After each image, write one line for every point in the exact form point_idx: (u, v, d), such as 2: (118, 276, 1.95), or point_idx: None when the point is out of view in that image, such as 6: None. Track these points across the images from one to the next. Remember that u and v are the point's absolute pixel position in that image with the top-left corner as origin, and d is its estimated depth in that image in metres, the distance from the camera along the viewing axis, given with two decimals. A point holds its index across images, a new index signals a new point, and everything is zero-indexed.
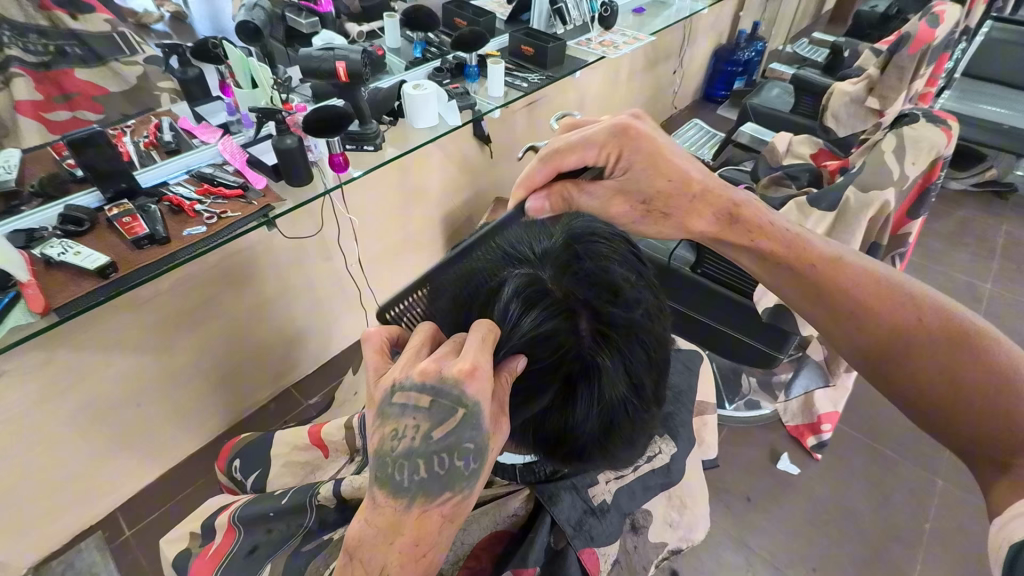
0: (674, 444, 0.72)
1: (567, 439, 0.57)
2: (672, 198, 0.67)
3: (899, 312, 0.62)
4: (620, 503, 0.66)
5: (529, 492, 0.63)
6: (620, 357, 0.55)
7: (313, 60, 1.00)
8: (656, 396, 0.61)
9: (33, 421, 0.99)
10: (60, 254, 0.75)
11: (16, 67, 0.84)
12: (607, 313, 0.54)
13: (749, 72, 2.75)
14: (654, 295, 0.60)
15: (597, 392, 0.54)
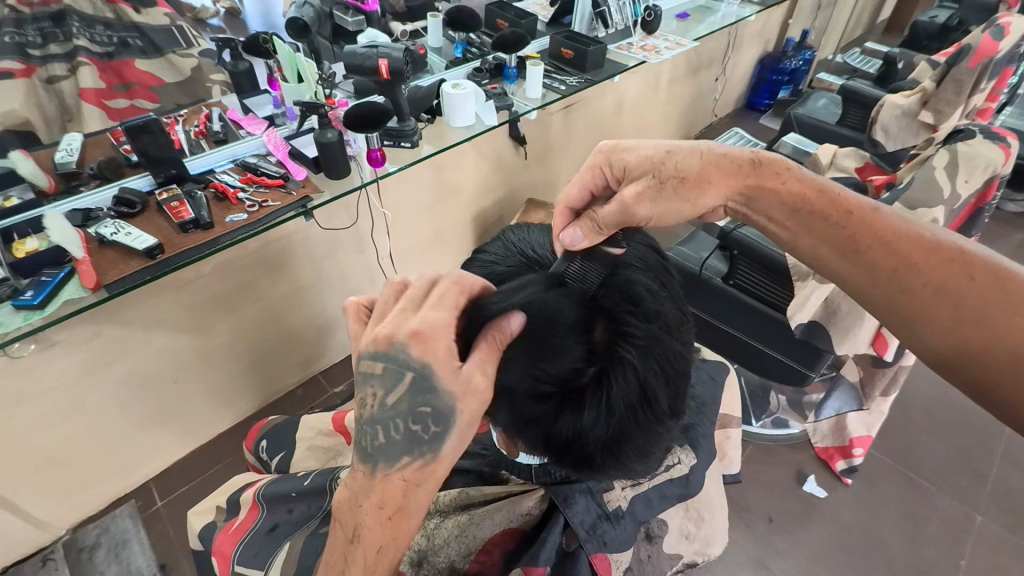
0: (695, 455, 0.69)
1: (575, 446, 0.54)
2: (681, 171, 0.66)
3: (941, 268, 0.59)
4: (635, 511, 0.65)
5: (544, 494, 0.63)
6: (635, 370, 0.51)
7: (358, 57, 1.01)
8: (673, 412, 0.56)
9: (80, 390, 1.05)
10: (112, 234, 0.79)
11: (83, 57, 0.88)
12: (623, 321, 0.51)
13: (796, 81, 2.67)
14: (676, 306, 0.56)
15: (606, 403, 0.51)
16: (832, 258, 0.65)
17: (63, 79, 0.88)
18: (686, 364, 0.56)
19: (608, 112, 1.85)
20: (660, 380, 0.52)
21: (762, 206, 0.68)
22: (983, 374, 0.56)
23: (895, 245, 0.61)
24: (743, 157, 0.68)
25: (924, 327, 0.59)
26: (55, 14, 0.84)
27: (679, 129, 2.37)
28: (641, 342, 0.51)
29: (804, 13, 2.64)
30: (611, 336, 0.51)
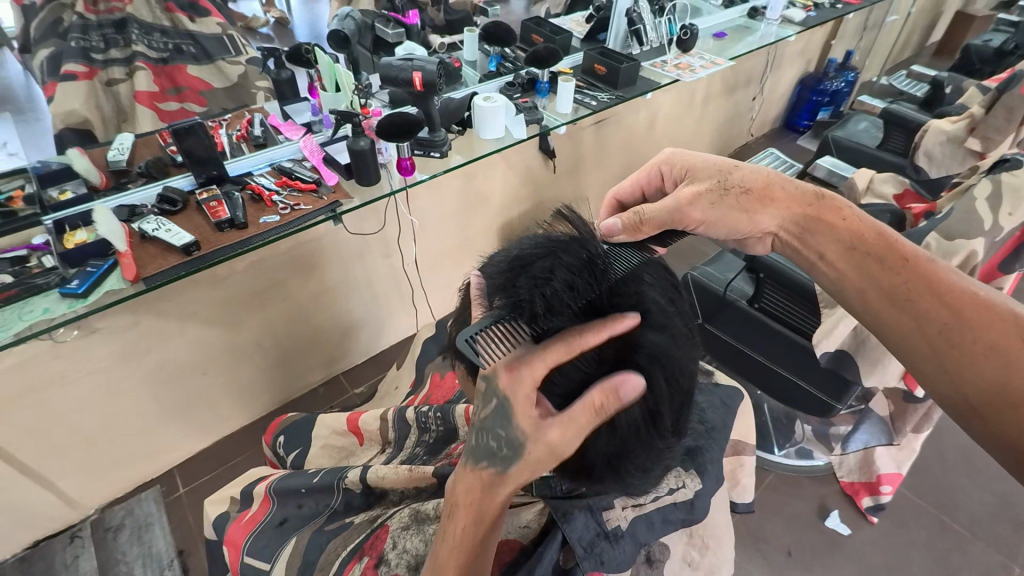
0: (700, 480, 0.66)
1: (575, 456, 0.54)
2: (760, 186, 0.71)
3: (997, 327, 0.56)
4: (636, 533, 0.62)
5: (544, 507, 0.61)
6: (639, 384, 0.50)
7: (393, 69, 1.05)
8: (676, 427, 0.56)
9: (116, 376, 1.10)
10: (154, 230, 0.84)
11: (140, 62, 0.97)
12: (631, 335, 0.51)
13: (837, 102, 2.60)
14: (684, 323, 0.56)
15: (609, 415, 0.51)
16: (879, 305, 0.62)
17: (121, 82, 0.96)
18: (690, 381, 0.56)
19: (639, 128, 1.84)
20: (664, 396, 0.51)
21: (817, 244, 0.68)
22: None
23: (946, 295, 0.59)
24: (805, 194, 0.71)
25: (969, 382, 0.56)
26: (118, 21, 0.94)
27: (713, 147, 2.34)
28: (647, 357, 0.51)
29: (848, 34, 2.59)
30: (617, 348, 0.51)
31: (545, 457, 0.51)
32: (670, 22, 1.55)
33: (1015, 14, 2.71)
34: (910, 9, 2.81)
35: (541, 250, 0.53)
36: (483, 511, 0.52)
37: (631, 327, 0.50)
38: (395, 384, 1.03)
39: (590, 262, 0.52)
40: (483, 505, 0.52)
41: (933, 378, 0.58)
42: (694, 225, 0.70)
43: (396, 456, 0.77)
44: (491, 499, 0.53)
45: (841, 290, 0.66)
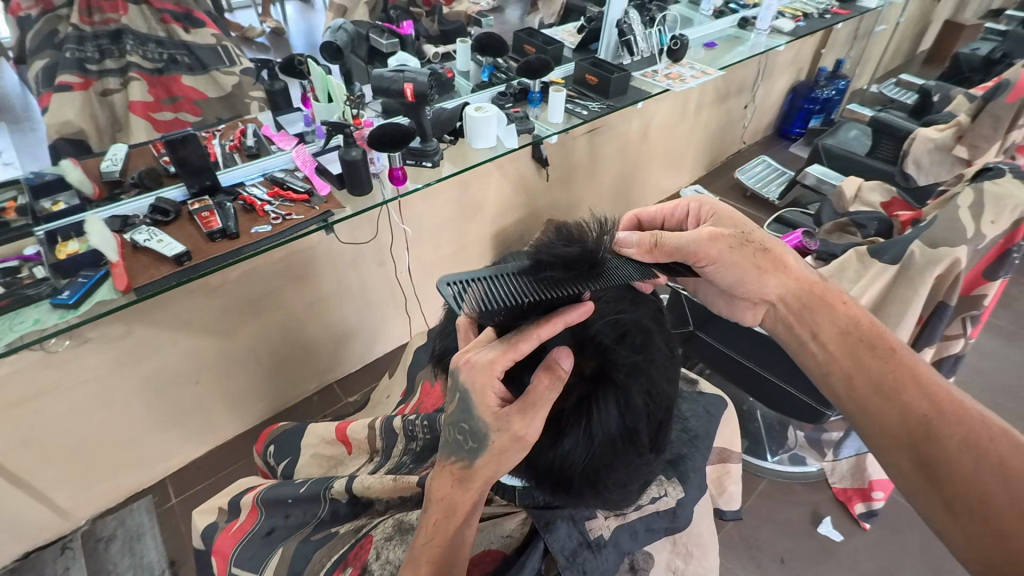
0: (683, 488, 0.66)
1: (555, 470, 0.54)
2: (770, 252, 0.72)
3: (974, 427, 0.56)
4: (619, 542, 0.62)
5: (525, 517, 0.62)
6: (617, 401, 0.50)
7: (384, 80, 1.07)
8: (653, 443, 0.56)
9: (109, 385, 1.10)
10: (146, 240, 0.84)
11: (135, 72, 0.98)
12: (610, 352, 0.51)
13: (828, 110, 2.63)
14: (665, 344, 0.57)
15: (586, 432, 0.51)
16: (860, 392, 0.64)
17: (115, 93, 0.98)
18: (668, 400, 0.56)
19: (632, 136, 1.86)
20: (641, 414, 0.52)
21: (814, 323, 0.70)
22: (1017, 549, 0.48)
23: (930, 390, 0.60)
24: (810, 276, 0.73)
25: (945, 477, 0.54)
26: (114, 32, 0.96)
27: (706, 155, 2.36)
28: (628, 376, 0.51)
29: (838, 43, 2.62)
30: (597, 365, 0.52)
31: (511, 444, 0.51)
32: (660, 32, 1.57)
33: (1002, 24, 2.75)
34: (899, 19, 2.86)
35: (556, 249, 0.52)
36: (453, 507, 0.55)
37: (587, 313, 0.50)
38: (386, 393, 1.03)
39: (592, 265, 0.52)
40: (454, 501, 0.55)
41: (908, 473, 0.58)
42: (705, 262, 0.68)
43: (383, 465, 0.77)
44: (462, 494, 0.55)
45: (827, 374, 0.67)
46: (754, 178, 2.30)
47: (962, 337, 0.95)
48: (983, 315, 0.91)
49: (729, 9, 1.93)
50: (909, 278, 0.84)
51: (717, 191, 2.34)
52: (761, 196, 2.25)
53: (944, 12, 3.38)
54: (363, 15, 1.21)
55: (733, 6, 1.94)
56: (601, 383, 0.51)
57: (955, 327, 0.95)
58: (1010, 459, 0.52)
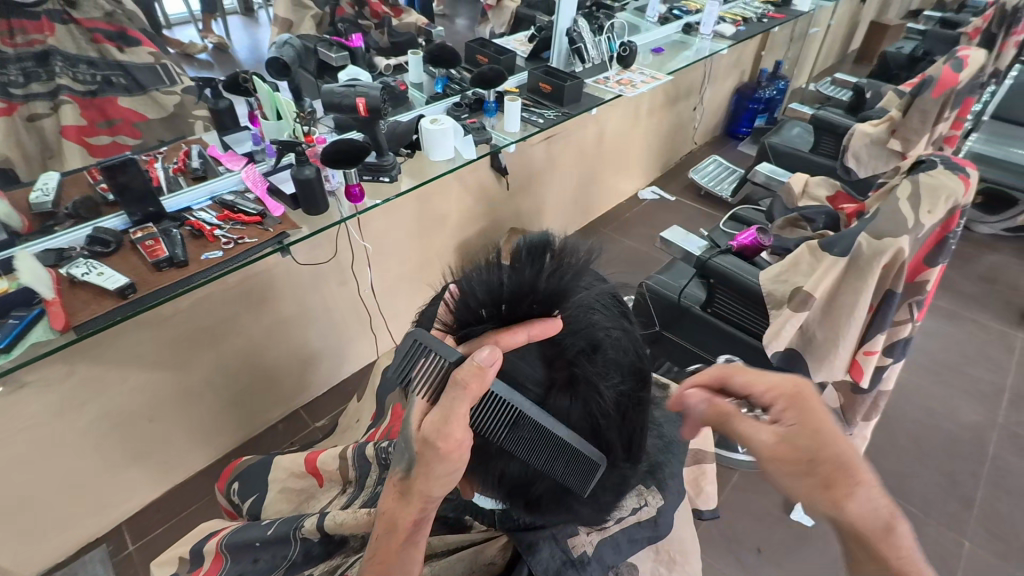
0: (662, 496, 0.66)
1: (525, 487, 0.51)
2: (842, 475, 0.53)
3: None
4: (603, 556, 0.60)
5: (506, 542, 0.60)
6: (585, 413, 0.49)
7: (336, 95, 1.03)
8: (627, 450, 0.55)
9: (52, 431, 1.02)
10: (84, 274, 0.79)
11: (65, 95, 0.93)
12: (579, 366, 0.47)
13: (772, 109, 2.75)
14: (636, 349, 0.54)
15: (556, 451, 0.47)
16: None
17: (44, 117, 0.93)
18: (641, 408, 0.54)
19: (588, 141, 1.88)
20: (614, 424, 0.51)
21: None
22: None
23: None
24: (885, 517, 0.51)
25: None
26: (39, 54, 0.90)
27: (661, 156, 2.41)
28: (603, 388, 0.48)
29: (775, 45, 2.75)
30: (568, 376, 0.48)
31: (436, 455, 0.46)
32: (609, 39, 1.60)
33: (922, 23, 2.95)
34: (829, 21, 3.02)
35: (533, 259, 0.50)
36: (395, 523, 0.51)
37: (549, 330, 0.48)
38: (356, 416, 0.99)
39: (559, 278, 0.50)
40: (395, 516, 0.51)
41: None
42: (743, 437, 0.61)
43: (357, 497, 0.72)
44: (404, 509, 0.51)
45: None
46: (706, 177, 2.37)
47: (910, 322, 0.97)
48: (928, 300, 0.95)
49: (673, 15, 1.99)
50: (859, 268, 0.87)
51: (673, 191, 2.40)
52: (714, 194, 2.32)
53: (869, 13, 3.60)
54: (309, 28, 1.21)
55: (676, 13, 2.00)
56: (571, 394, 0.48)
57: (903, 312, 0.97)
58: None
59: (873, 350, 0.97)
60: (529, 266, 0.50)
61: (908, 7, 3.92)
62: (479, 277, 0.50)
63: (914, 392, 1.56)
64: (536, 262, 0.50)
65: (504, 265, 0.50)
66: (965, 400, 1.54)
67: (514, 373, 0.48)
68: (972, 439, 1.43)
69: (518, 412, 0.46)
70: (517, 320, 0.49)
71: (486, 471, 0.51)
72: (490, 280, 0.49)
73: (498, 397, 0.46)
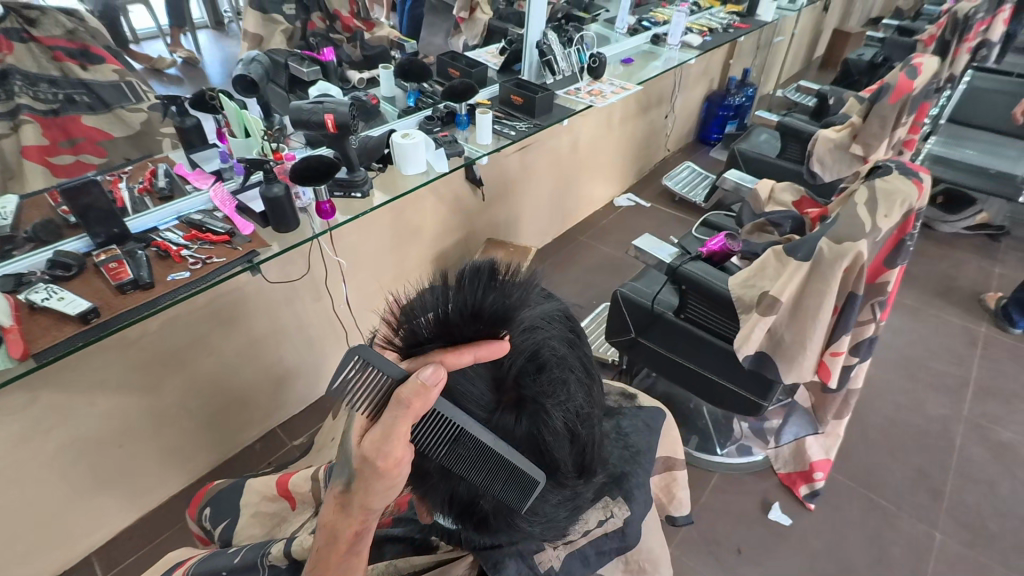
0: (629, 507, 0.63)
1: (469, 506, 0.49)
2: None
3: None
4: (570, 569, 0.60)
5: (472, 560, 0.59)
6: (531, 433, 0.47)
7: (304, 112, 1.02)
8: (579, 468, 0.52)
9: (14, 461, 0.99)
10: (44, 299, 0.76)
11: (26, 115, 0.90)
12: (521, 383, 0.46)
13: (742, 116, 2.82)
14: (587, 369, 0.52)
15: (497, 467, 0.46)
16: None
17: (3, 138, 0.89)
18: (595, 426, 0.53)
19: (562, 151, 1.91)
20: (562, 444, 0.49)
21: None
22: None
23: None
24: None
25: None
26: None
27: (635, 163, 2.45)
28: (550, 407, 0.47)
29: (743, 54, 2.82)
30: (514, 397, 0.47)
31: (371, 474, 0.46)
32: (579, 51, 1.63)
33: (881, 31, 3.05)
34: (794, 30, 3.12)
35: (480, 278, 0.47)
36: (335, 535, 0.50)
37: (496, 352, 0.46)
38: (331, 434, 0.98)
39: (506, 297, 0.47)
40: (336, 528, 0.50)
41: None
42: None
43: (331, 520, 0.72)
44: (344, 521, 0.49)
45: None
46: (680, 183, 2.42)
47: (873, 322, 1.00)
48: (889, 301, 0.98)
49: (642, 27, 2.04)
50: (821, 272, 0.90)
51: (648, 198, 2.44)
52: (688, 200, 2.37)
53: (833, 21, 3.72)
54: (280, 43, 1.21)
55: (645, 24, 2.05)
56: (517, 414, 0.47)
57: (866, 313, 1.00)
58: None
59: (840, 350, 0.99)
60: (474, 284, 0.47)
61: (869, 14, 4.06)
62: (424, 297, 0.47)
63: (883, 388, 1.60)
64: (483, 280, 0.47)
65: (449, 284, 0.47)
66: (932, 394, 1.59)
67: (461, 393, 0.46)
68: (939, 432, 1.48)
69: (460, 429, 0.45)
70: (464, 340, 0.47)
71: (434, 492, 0.49)
72: (436, 300, 0.46)
73: (439, 416, 0.45)
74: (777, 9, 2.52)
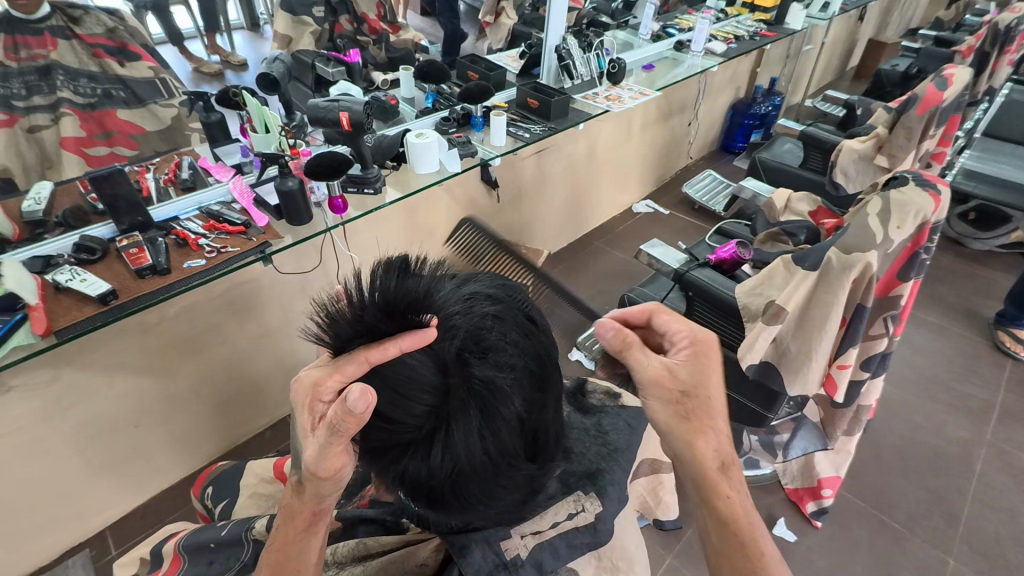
0: (601, 502, 0.63)
1: (422, 487, 0.50)
2: (692, 403, 0.59)
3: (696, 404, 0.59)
4: (540, 562, 0.58)
5: (439, 543, 0.61)
6: (482, 417, 0.47)
7: (320, 109, 1.06)
8: (533, 453, 0.53)
9: (36, 435, 1.04)
10: (68, 280, 0.81)
11: (66, 108, 0.98)
12: (466, 365, 0.47)
13: (767, 125, 2.77)
14: (542, 353, 0.53)
15: (448, 448, 0.47)
16: (673, 415, 0.59)
17: (45, 128, 0.97)
18: (547, 409, 0.54)
19: (579, 156, 1.91)
20: (514, 427, 0.49)
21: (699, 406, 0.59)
22: (699, 408, 0.59)
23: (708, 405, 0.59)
24: (697, 363, 0.61)
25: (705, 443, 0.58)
26: (42, 68, 0.94)
27: (655, 170, 2.43)
28: (501, 390, 0.47)
29: (771, 62, 2.77)
30: (462, 379, 0.47)
31: (318, 466, 0.54)
32: (599, 56, 1.62)
33: (919, 41, 2.96)
34: (824, 39, 3.04)
35: (394, 278, 0.51)
36: (292, 515, 0.57)
37: (424, 340, 0.49)
38: None
39: (424, 282, 0.51)
40: (293, 509, 0.57)
41: (668, 423, 0.59)
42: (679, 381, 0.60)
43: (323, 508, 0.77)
44: (302, 502, 0.57)
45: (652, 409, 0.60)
46: (700, 191, 2.40)
47: (885, 336, 0.98)
48: (902, 315, 0.95)
49: (666, 33, 2.03)
50: (828, 282, 0.88)
51: (667, 205, 2.42)
52: (708, 209, 2.34)
53: (866, 32, 3.65)
54: (308, 44, 1.25)
55: (670, 31, 2.04)
56: (465, 400, 0.46)
57: (878, 327, 0.98)
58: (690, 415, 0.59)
59: (846, 363, 0.97)
60: (389, 281, 0.50)
61: (907, 25, 3.99)
62: (347, 301, 0.51)
63: (902, 407, 1.55)
64: (397, 273, 0.51)
65: (367, 282, 0.51)
66: (953, 415, 1.53)
67: (405, 378, 0.48)
68: (959, 455, 1.42)
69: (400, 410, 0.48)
70: (387, 335, 0.50)
71: (390, 473, 0.51)
72: (359, 299, 0.51)
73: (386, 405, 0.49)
74: (807, 17, 2.48)
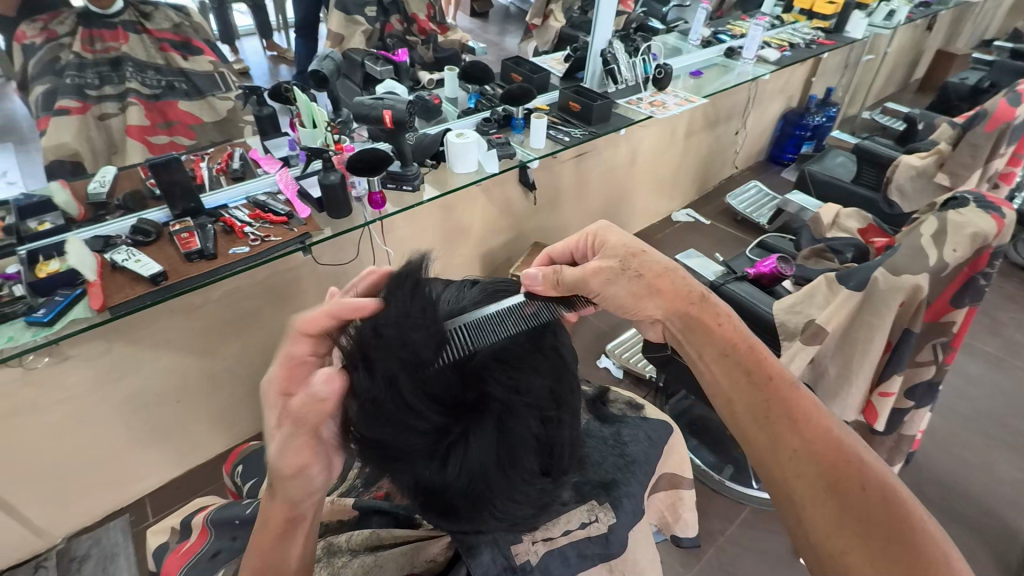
0: (615, 514, 0.62)
1: (436, 496, 0.51)
2: (642, 271, 0.65)
3: (645, 274, 0.65)
4: (549, 568, 0.58)
5: (450, 541, 0.62)
6: (495, 429, 0.48)
7: (365, 107, 1.13)
8: (548, 465, 0.53)
9: (87, 403, 1.11)
10: (124, 260, 0.86)
11: (133, 98, 1.05)
12: (483, 379, 0.48)
13: (820, 137, 2.66)
14: (559, 366, 0.53)
15: (465, 458, 0.47)
16: (628, 292, 0.64)
17: (113, 116, 1.03)
18: (562, 424, 0.53)
19: (619, 161, 1.88)
20: (530, 437, 0.49)
21: (640, 272, 0.65)
22: (644, 269, 0.65)
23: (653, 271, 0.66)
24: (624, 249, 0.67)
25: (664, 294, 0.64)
26: (113, 60, 1.02)
27: (697, 179, 2.37)
28: (515, 404, 0.48)
29: (828, 72, 2.66)
30: (477, 394, 0.48)
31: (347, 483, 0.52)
32: (645, 61, 1.60)
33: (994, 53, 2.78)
34: (886, 49, 2.90)
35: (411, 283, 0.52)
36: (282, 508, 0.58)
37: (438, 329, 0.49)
38: None
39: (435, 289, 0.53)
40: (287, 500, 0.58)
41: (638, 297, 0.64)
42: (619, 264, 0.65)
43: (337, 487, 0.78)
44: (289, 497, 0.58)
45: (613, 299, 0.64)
46: (744, 203, 2.33)
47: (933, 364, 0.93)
48: (953, 342, 0.90)
49: (716, 40, 1.98)
50: (874, 303, 0.84)
51: (708, 215, 2.36)
52: (751, 221, 2.27)
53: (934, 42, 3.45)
54: (359, 42, 1.29)
55: (721, 37, 1.99)
56: (480, 413, 0.48)
57: (926, 354, 0.93)
58: (639, 286, 0.64)
59: (889, 391, 0.92)
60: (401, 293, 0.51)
61: (981, 36, 3.76)
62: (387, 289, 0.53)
63: (950, 440, 1.46)
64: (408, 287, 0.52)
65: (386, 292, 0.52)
66: (1006, 453, 1.43)
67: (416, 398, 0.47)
68: (1011, 498, 1.33)
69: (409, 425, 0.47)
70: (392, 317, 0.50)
71: (403, 481, 0.52)
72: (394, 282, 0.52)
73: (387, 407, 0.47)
74: (869, 26, 2.37)
